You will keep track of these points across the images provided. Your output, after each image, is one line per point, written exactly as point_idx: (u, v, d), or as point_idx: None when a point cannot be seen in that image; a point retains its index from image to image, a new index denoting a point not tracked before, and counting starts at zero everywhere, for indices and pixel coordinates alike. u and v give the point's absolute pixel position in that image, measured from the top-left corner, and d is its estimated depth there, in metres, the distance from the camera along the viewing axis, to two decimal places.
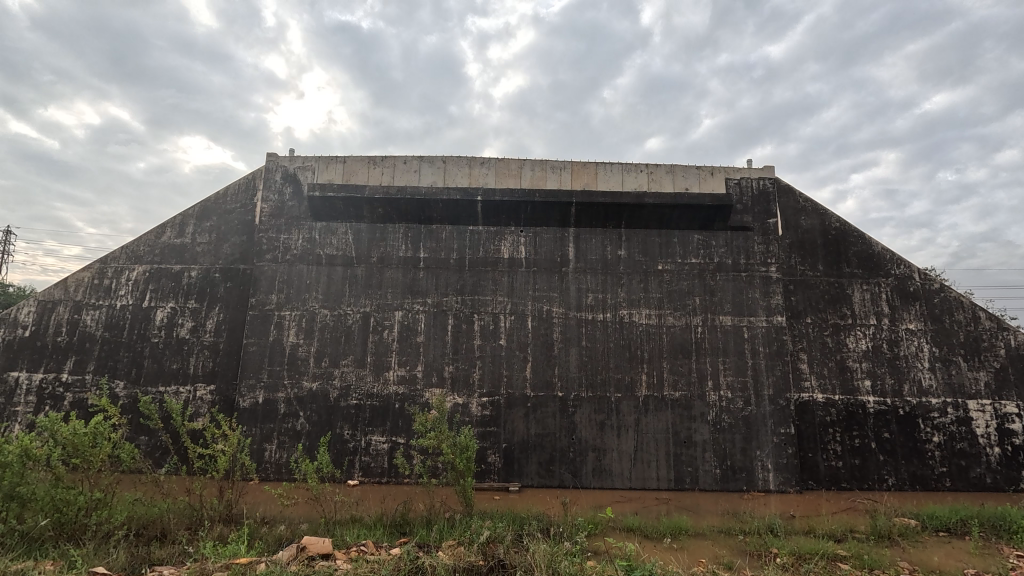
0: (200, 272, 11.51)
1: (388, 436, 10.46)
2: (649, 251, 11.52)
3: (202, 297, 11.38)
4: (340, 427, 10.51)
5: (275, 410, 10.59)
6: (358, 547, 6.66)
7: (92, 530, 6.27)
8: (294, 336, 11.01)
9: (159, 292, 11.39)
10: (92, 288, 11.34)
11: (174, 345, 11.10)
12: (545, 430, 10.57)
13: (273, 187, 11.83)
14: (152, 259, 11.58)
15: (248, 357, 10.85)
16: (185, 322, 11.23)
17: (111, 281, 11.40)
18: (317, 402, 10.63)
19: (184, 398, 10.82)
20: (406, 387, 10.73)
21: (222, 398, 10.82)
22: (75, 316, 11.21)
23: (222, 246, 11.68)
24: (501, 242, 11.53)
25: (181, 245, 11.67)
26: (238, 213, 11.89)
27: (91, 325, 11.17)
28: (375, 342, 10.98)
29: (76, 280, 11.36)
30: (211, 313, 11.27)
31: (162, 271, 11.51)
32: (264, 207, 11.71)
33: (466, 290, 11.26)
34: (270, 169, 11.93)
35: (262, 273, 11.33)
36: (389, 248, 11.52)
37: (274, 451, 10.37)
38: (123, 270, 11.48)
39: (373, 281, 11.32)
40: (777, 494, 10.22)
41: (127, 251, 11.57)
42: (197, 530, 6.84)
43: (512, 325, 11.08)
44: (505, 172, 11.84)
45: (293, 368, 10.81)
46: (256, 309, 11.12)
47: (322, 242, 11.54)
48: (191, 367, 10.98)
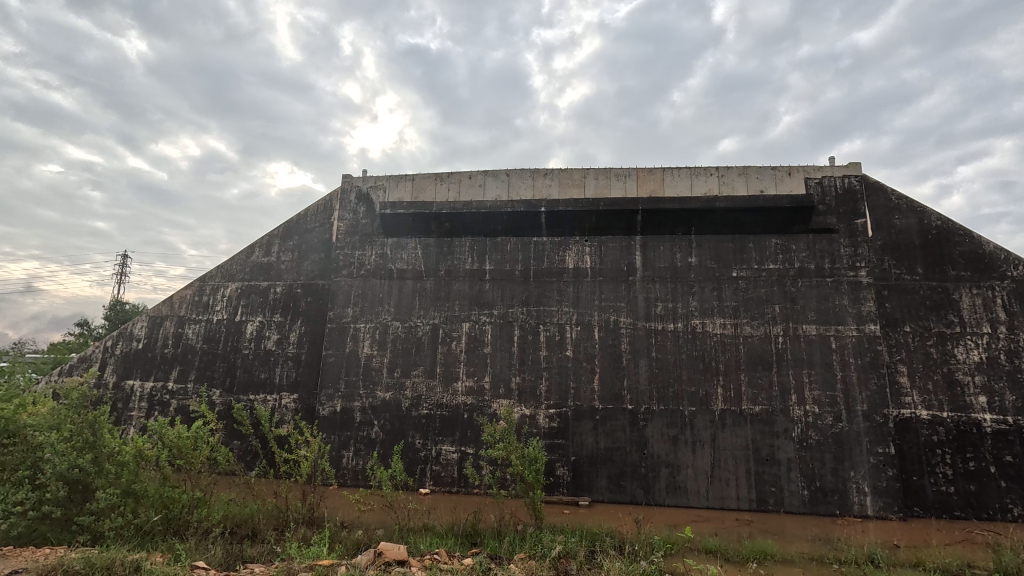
0: (284, 288, 12.36)
1: (457, 446, 10.62)
2: (722, 258, 11.00)
3: (286, 311, 12.19)
4: (412, 436, 10.81)
5: (352, 418, 11.07)
6: (431, 555, 6.76)
7: (194, 526, 6.80)
8: (369, 347, 11.50)
9: (249, 307, 12.33)
10: (194, 304, 12.51)
11: (262, 356, 11.94)
12: (614, 443, 10.30)
13: (348, 207, 12.54)
14: (243, 277, 12.58)
15: (327, 367, 11.46)
16: (271, 335, 12.06)
17: (209, 297, 12.52)
18: (390, 411, 11.01)
19: (271, 405, 11.61)
20: (474, 398, 10.86)
21: (304, 406, 11.49)
22: (179, 330, 12.38)
23: (303, 263, 12.49)
24: (566, 252, 11.48)
25: (267, 263, 12.60)
26: (317, 232, 12.69)
27: (192, 338, 12.28)
28: (444, 353, 11.24)
29: (181, 297, 12.58)
30: (294, 326, 12.05)
31: (252, 287, 12.47)
32: (341, 225, 12.44)
33: (531, 301, 11.28)
34: (345, 191, 12.66)
35: (339, 288, 11.98)
36: (456, 261, 11.79)
37: (350, 458, 10.84)
38: (219, 288, 12.56)
39: (440, 293, 11.62)
40: (875, 520, 9.31)
41: (222, 270, 12.66)
42: (283, 531, 7.25)
43: (579, 336, 10.93)
44: (570, 182, 11.79)
45: (368, 378, 11.29)
46: (335, 322, 11.75)
47: (393, 257, 12.04)
48: (276, 377, 11.76)
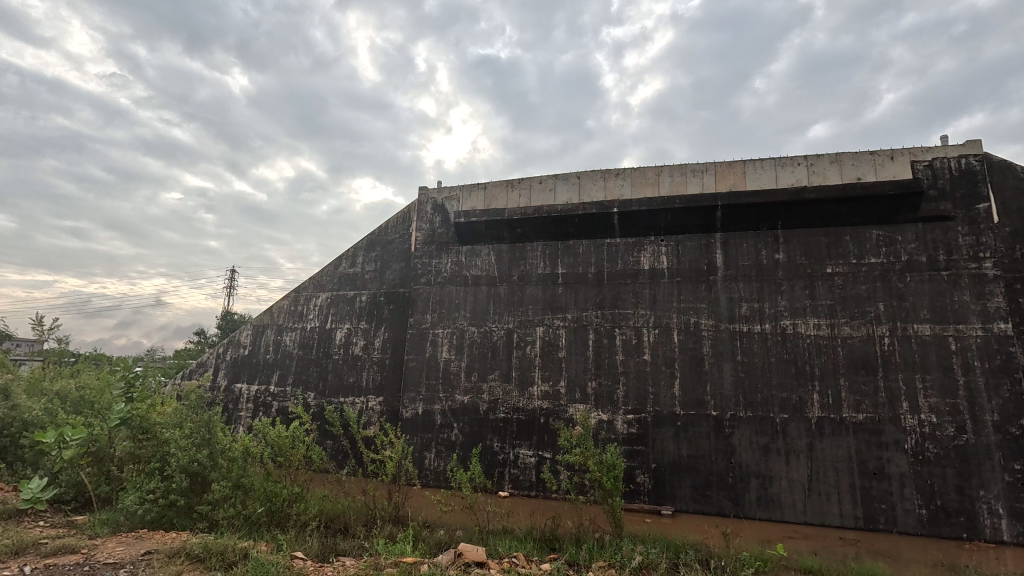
0: (368, 297, 13.10)
1: (534, 450, 10.65)
2: (815, 253, 10.18)
3: (371, 318, 12.91)
4: (490, 439, 11.00)
5: (433, 421, 11.48)
6: (509, 558, 6.83)
7: (294, 518, 7.37)
8: (447, 352, 11.87)
9: (338, 315, 13.20)
10: (290, 313, 13.61)
11: (350, 360, 12.72)
12: (698, 451, 9.83)
13: (425, 218, 13.09)
14: (332, 287, 13.50)
15: (409, 372, 11.98)
16: (358, 341, 12.83)
17: (303, 307, 13.57)
18: (468, 415, 11.28)
19: (359, 407, 12.33)
20: (550, 402, 10.85)
21: (389, 409, 12.08)
22: (278, 337, 13.52)
23: (385, 272, 13.18)
24: (641, 253, 11.17)
25: (353, 273, 13.43)
26: (397, 243, 13.34)
27: (290, 344, 13.36)
28: (519, 357, 11.34)
29: (279, 307, 13.74)
30: (378, 333, 12.73)
31: (340, 297, 13.34)
32: (419, 235, 12.99)
33: (606, 304, 11.09)
34: (422, 202, 13.24)
35: (418, 295, 12.49)
36: (529, 266, 11.88)
37: (432, 460, 11.24)
38: (312, 298, 13.57)
39: (514, 299, 11.76)
40: (1013, 548, 8.12)
41: (314, 281, 13.67)
42: (372, 527, 7.67)
43: (657, 339, 10.58)
44: (643, 181, 11.48)
45: (447, 382, 11.66)
46: (415, 328, 12.27)
47: (468, 264, 12.36)
48: (363, 380, 12.47)
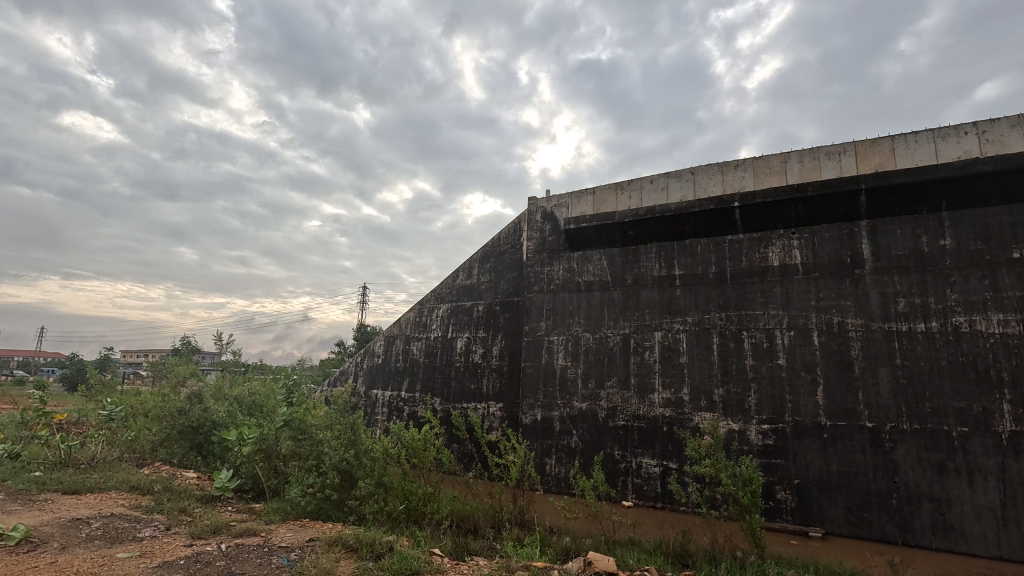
0: (485, 306, 13.64)
1: (658, 459, 10.23)
2: (995, 235, 8.55)
3: (488, 327, 13.42)
4: (611, 447, 10.79)
5: (552, 427, 11.58)
6: (640, 571, 6.62)
7: (429, 516, 7.86)
8: (563, 359, 11.92)
9: (458, 325, 13.91)
10: (416, 324, 14.65)
11: (471, 368, 13.32)
12: (851, 468, 8.71)
13: (535, 227, 13.35)
14: (451, 298, 14.29)
15: (526, 378, 12.23)
16: (477, 349, 13.40)
17: (427, 318, 14.52)
18: (587, 422, 11.19)
19: (481, 413, 12.84)
20: (673, 410, 10.36)
21: (509, 415, 12.43)
22: (406, 347, 14.61)
23: (500, 282, 13.64)
24: (768, 249, 10.28)
25: (470, 284, 14.10)
26: (510, 253, 13.75)
27: (416, 353, 14.37)
28: (637, 363, 11.01)
29: (406, 319, 14.86)
30: (496, 341, 13.18)
31: (459, 307, 14.06)
32: (530, 244, 13.28)
33: (730, 305, 10.35)
34: (532, 212, 13.53)
35: (532, 303, 12.73)
36: (643, 269, 11.53)
37: (553, 466, 11.33)
38: (434, 309, 14.47)
39: (629, 303, 11.46)
40: None
41: (435, 293, 14.58)
42: (500, 529, 7.93)
43: (793, 342, 9.63)
44: (767, 171, 10.58)
45: (564, 389, 11.69)
46: (531, 335, 12.50)
47: (580, 270, 12.33)
48: (483, 387, 12.97)
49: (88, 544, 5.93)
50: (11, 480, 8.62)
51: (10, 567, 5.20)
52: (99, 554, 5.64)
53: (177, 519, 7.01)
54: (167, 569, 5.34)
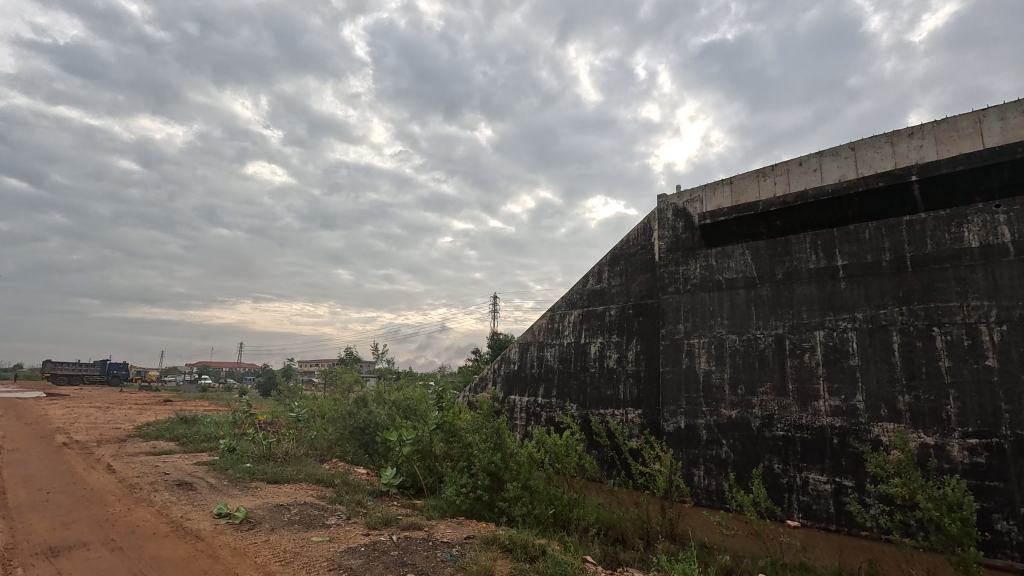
0: (617, 310, 13.36)
1: (829, 475, 9.05)
2: None
3: (622, 331, 13.11)
4: (769, 459, 9.81)
5: (698, 436, 10.89)
6: None
7: (575, 522, 7.90)
8: (706, 363, 11.18)
9: (591, 330, 13.79)
10: (549, 331, 14.86)
11: (606, 373, 13.08)
12: None
13: (666, 225, 12.77)
14: (582, 304, 14.24)
15: (666, 384, 11.68)
16: (612, 354, 13.12)
17: (559, 324, 14.65)
18: (739, 431, 10.33)
19: (620, 419, 12.54)
20: (845, 419, 9.10)
21: (650, 422, 11.97)
22: (540, 353, 14.89)
23: (631, 284, 13.27)
24: (963, 228, 8.58)
25: (601, 289, 13.94)
26: (640, 254, 13.32)
27: (550, 359, 14.56)
28: (795, 367, 9.89)
29: (539, 326, 15.14)
30: (631, 345, 12.82)
31: (591, 312, 13.94)
32: (662, 244, 12.72)
33: (913, 297, 8.83)
34: (662, 210, 12.97)
35: (668, 305, 12.16)
36: (796, 262, 10.36)
37: (702, 477, 10.64)
38: (566, 315, 14.56)
39: (781, 300, 10.38)
40: None
41: (566, 299, 14.67)
42: (650, 542, 7.67)
43: (1006, 339, 7.88)
44: (954, 135, 8.88)
45: (710, 396, 10.94)
46: (669, 339, 11.94)
47: (720, 267, 11.48)
48: (620, 393, 12.66)
49: (290, 527, 6.99)
50: (232, 470, 10.52)
51: (238, 541, 6.34)
52: (299, 536, 6.61)
53: (355, 510, 7.94)
54: (352, 554, 6.06)
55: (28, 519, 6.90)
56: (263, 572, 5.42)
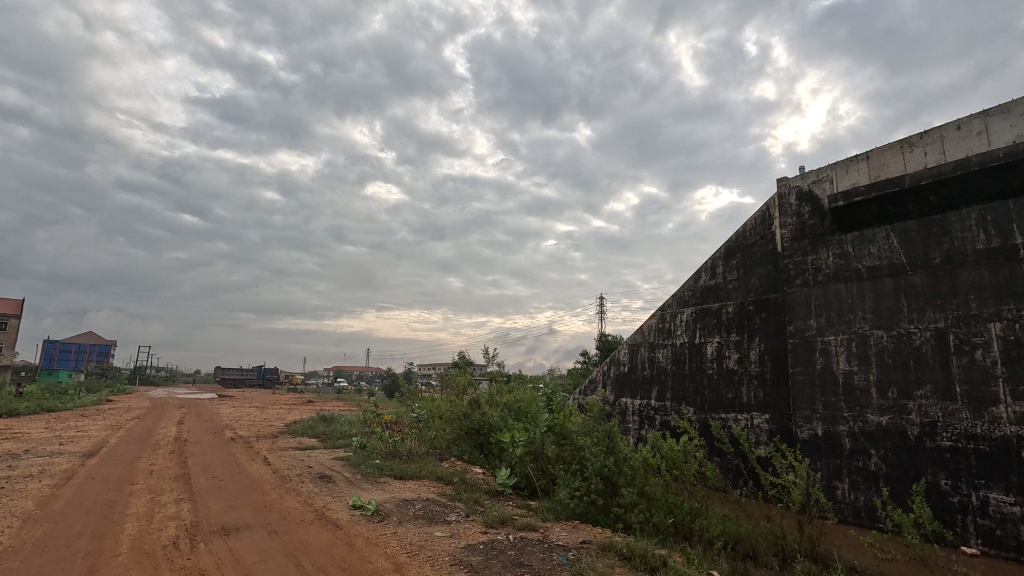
0: (735, 307, 12.39)
1: (1018, 497, 7.52)
2: None
3: (742, 329, 12.12)
4: (934, 474, 8.44)
5: (840, 445, 9.69)
6: None
7: (699, 534, 7.42)
8: (845, 363, 9.95)
9: (706, 329, 12.92)
10: (660, 331, 14.20)
11: (726, 375, 12.15)
12: None
13: (789, 211, 11.60)
14: (695, 301, 13.42)
15: (797, 387, 10.59)
16: (731, 354, 12.18)
17: (670, 324, 13.93)
18: (892, 441, 9.01)
19: (744, 424, 11.58)
20: None
21: (780, 428, 10.89)
22: (652, 354, 14.28)
23: (751, 278, 12.23)
24: None
25: (715, 285, 13.02)
26: (759, 245, 12.25)
27: (663, 360, 13.90)
28: (963, 366, 8.42)
29: (649, 326, 14.53)
30: (753, 345, 11.81)
31: (706, 310, 13.08)
32: (785, 232, 11.58)
33: None
34: (783, 195, 11.82)
35: (796, 299, 11.01)
36: (959, 243, 8.82)
37: (847, 492, 9.45)
38: (677, 314, 13.81)
39: (940, 289, 8.88)
40: None
41: (677, 297, 13.93)
42: (787, 561, 6.96)
43: None
44: None
45: (852, 400, 9.70)
46: (798, 336, 10.81)
47: (859, 254, 10.17)
48: (743, 396, 11.69)
49: (415, 521, 7.44)
50: (365, 465, 11.53)
51: (371, 532, 6.90)
52: (423, 531, 7.02)
53: (473, 508, 8.24)
54: (471, 551, 6.29)
55: (208, 501, 8.16)
56: (392, 563, 5.83)
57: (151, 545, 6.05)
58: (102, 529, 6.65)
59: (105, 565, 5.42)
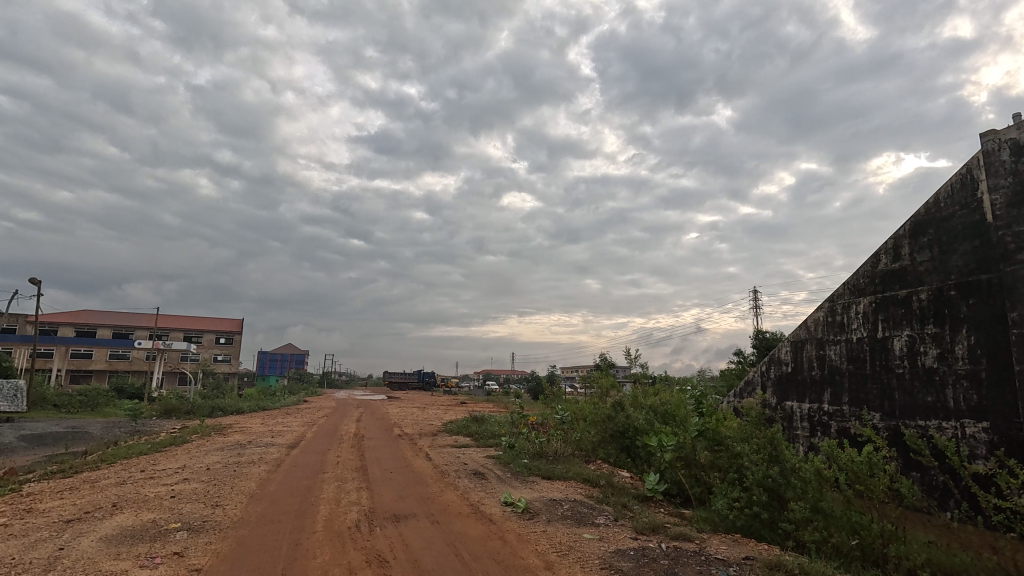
0: (931, 293, 9.94)
1: None
2: None
3: (941, 319, 9.64)
4: None
5: None
6: None
7: (894, 562, 6.15)
8: None
9: (891, 321, 10.56)
10: (829, 325, 11.99)
11: (923, 375, 9.75)
12: None
13: (1002, 168, 9.05)
14: (875, 289, 11.07)
15: None
16: (928, 350, 9.77)
17: (843, 316, 11.68)
18: None
19: (952, 435, 9.12)
20: None
21: (1008, 440, 8.33)
22: (821, 352, 12.09)
23: (951, 258, 9.74)
24: None
25: (900, 268, 10.63)
26: (960, 216, 9.74)
27: (836, 358, 11.66)
28: None
29: (815, 320, 12.37)
30: (959, 338, 9.29)
31: (889, 299, 10.70)
32: (998, 197, 9.08)
33: None
34: (991, 149, 9.29)
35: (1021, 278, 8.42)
36: None
37: None
38: (851, 305, 11.53)
39: None
40: None
41: (850, 286, 11.66)
42: None
43: None
44: None
45: None
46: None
47: None
48: (949, 400, 9.24)
49: (564, 521, 7.54)
50: (514, 464, 11.99)
51: (521, 528, 7.15)
52: (572, 531, 7.07)
53: (622, 512, 8.08)
54: (621, 556, 6.17)
55: (382, 490, 9.26)
56: (543, 560, 5.97)
57: (340, 526, 7.03)
58: (303, 509, 7.92)
59: (306, 540, 6.44)
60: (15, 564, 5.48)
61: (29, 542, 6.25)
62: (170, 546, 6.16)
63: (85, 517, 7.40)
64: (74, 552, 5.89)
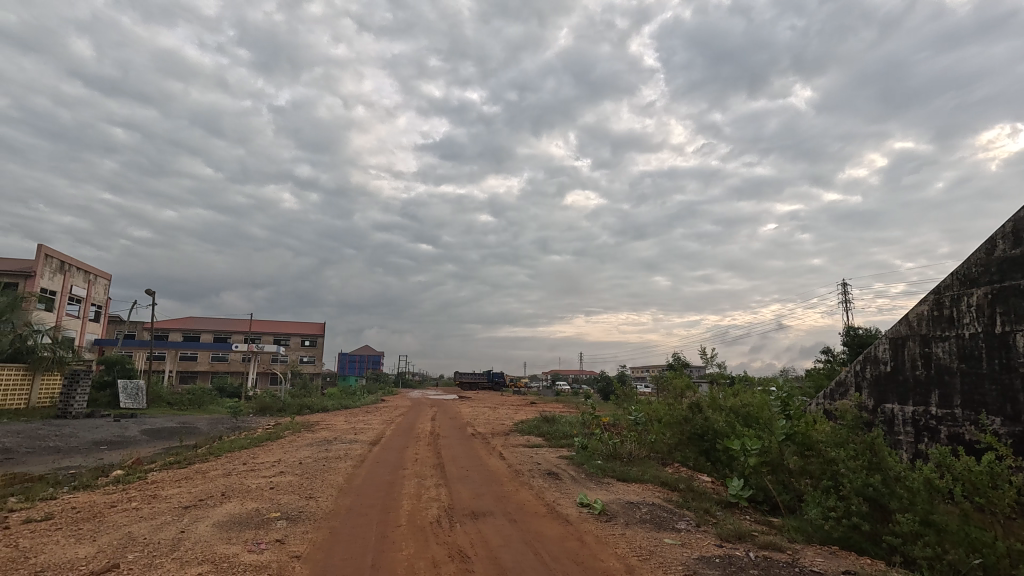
0: None
1: None
2: None
3: None
4: None
5: None
6: None
7: None
8: None
9: (1013, 314, 9.30)
10: (935, 320, 10.67)
11: None
12: None
13: None
14: (991, 279, 9.80)
15: None
16: None
17: (952, 310, 10.41)
18: None
19: None
20: None
21: None
22: (926, 350, 10.71)
23: None
24: None
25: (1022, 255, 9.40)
26: None
27: (944, 356, 10.33)
28: None
29: (917, 315, 11.07)
30: None
31: (1010, 289, 9.47)
32: None
33: None
34: None
35: None
36: None
37: None
38: (962, 297, 10.25)
39: None
40: None
41: (959, 276, 10.40)
42: None
43: None
44: None
45: None
46: None
47: None
48: None
49: (643, 525, 7.36)
50: (588, 464, 11.92)
51: (599, 530, 7.07)
52: (653, 536, 6.90)
53: (704, 518, 7.78)
54: (706, 563, 5.95)
55: (460, 487, 9.54)
56: (624, 564, 5.88)
57: (422, 521, 7.30)
58: (387, 503, 8.34)
59: (392, 533, 6.75)
60: (148, 544, 6.19)
61: (156, 524, 7.06)
62: (273, 534, 6.69)
63: (199, 504, 8.22)
64: (193, 535, 6.57)
